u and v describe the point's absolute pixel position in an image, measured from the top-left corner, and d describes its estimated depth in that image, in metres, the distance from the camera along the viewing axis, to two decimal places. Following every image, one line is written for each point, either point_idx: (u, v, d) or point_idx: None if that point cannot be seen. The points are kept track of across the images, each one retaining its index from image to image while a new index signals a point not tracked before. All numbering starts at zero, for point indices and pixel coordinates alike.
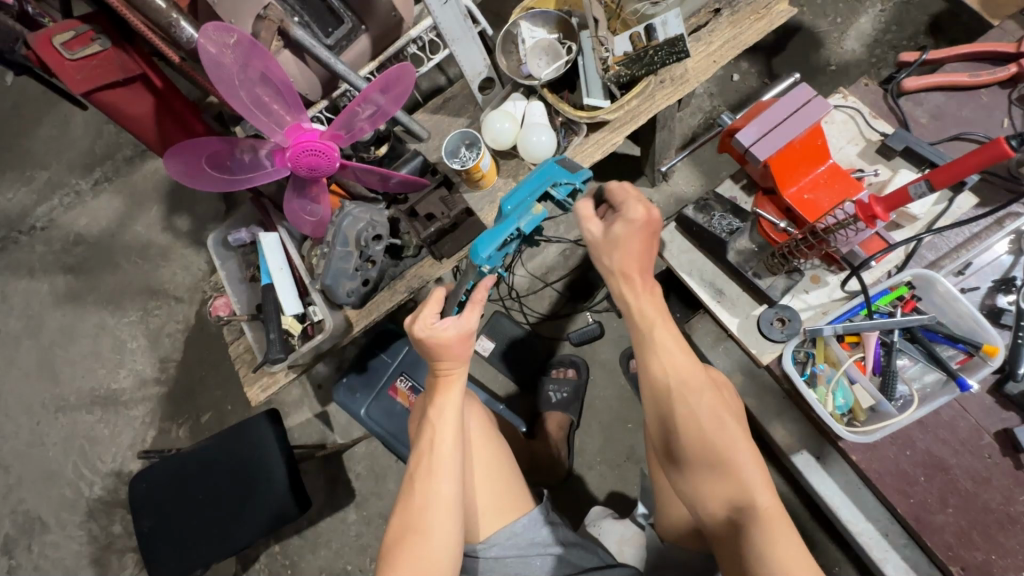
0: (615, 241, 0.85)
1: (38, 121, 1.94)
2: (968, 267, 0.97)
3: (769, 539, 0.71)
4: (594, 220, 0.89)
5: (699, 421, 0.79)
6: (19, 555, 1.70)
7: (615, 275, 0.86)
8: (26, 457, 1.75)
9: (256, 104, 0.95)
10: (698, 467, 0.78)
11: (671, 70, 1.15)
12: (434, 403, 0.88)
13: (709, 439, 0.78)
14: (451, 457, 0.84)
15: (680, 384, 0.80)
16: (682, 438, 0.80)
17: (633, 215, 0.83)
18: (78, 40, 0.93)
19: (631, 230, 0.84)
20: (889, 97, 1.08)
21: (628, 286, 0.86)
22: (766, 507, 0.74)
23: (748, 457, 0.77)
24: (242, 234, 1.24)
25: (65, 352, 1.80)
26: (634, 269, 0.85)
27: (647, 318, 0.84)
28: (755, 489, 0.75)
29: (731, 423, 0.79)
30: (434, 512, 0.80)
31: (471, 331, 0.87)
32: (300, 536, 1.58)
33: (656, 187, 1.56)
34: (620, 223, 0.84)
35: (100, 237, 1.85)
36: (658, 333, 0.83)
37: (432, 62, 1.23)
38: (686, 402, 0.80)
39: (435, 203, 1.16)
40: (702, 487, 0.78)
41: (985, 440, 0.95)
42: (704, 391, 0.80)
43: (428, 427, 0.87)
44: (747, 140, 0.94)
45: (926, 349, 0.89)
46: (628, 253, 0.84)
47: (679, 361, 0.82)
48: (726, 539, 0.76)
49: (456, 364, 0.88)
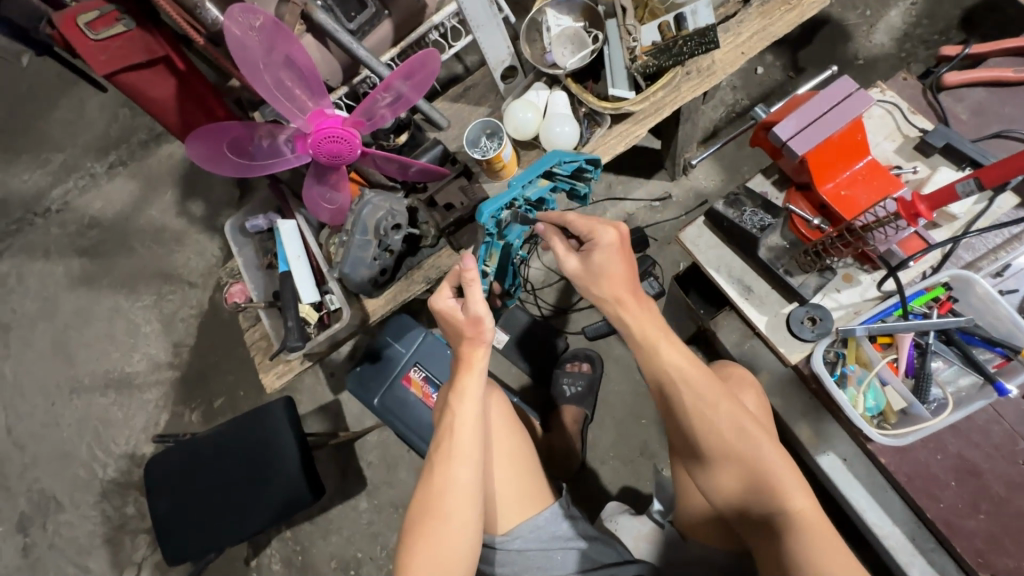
0: (597, 271, 0.79)
1: (54, 103, 1.94)
2: (1007, 269, 0.94)
3: (806, 541, 0.70)
4: (567, 254, 0.82)
5: (718, 433, 0.76)
6: (34, 533, 1.72)
7: (608, 303, 0.80)
8: (40, 437, 1.77)
9: (279, 88, 0.94)
10: (722, 475, 0.77)
11: (699, 61, 1.12)
12: (457, 388, 0.85)
13: (729, 449, 0.75)
14: (472, 447, 0.82)
15: (692, 397, 0.77)
16: (702, 449, 0.78)
17: (607, 240, 0.79)
18: (103, 20, 0.91)
19: (611, 255, 0.79)
20: (929, 92, 1.04)
21: (624, 310, 0.80)
22: (800, 509, 0.72)
23: (777, 461, 0.74)
24: (259, 221, 1.23)
25: (80, 334, 1.81)
26: (626, 292, 0.79)
27: (651, 336, 0.79)
28: (786, 493, 0.72)
29: (753, 430, 0.76)
30: (453, 500, 0.79)
31: (481, 316, 0.81)
32: (312, 522, 1.59)
33: (676, 181, 1.54)
34: (597, 252, 0.79)
35: (115, 221, 1.86)
36: (664, 348, 0.79)
37: (453, 49, 1.19)
38: (701, 414, 0.77)
39: (455, 193, 1.17)
40: (731, 496, 0.77)
41: (1020, 445, 0.94)
42: (719, 399, 0.77)
43: (448, 414, 0.84)
44: (785, 134, 0.92)
45: (963, 351, 0.87)
46: (615, 277, 0.79)
47: (689, 373, 0.78)
48: (763, 541, 0.75)
49: (478, 350, 0.84)
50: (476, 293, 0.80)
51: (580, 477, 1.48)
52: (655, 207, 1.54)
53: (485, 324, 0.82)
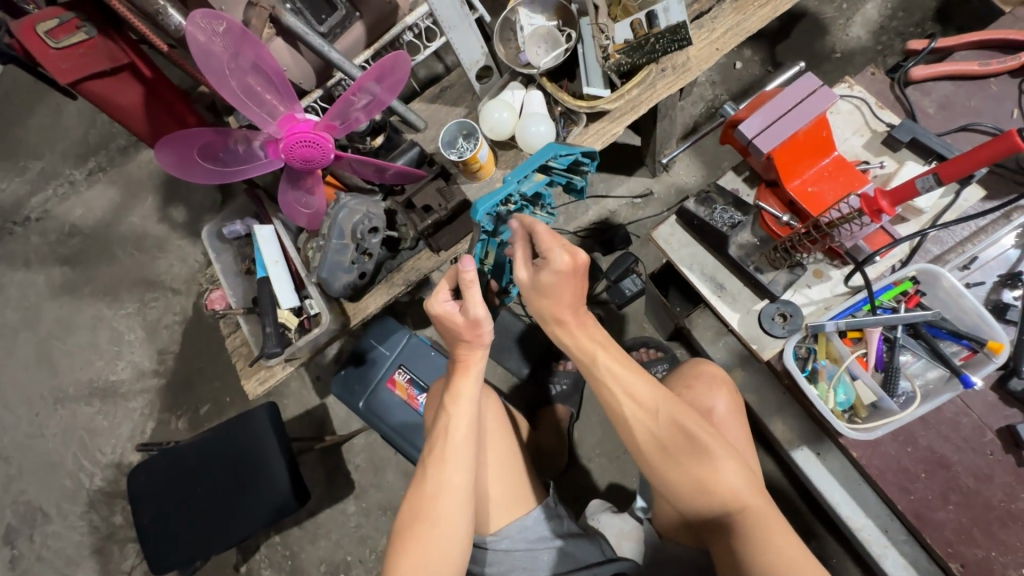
0: (541, 289, 0.79)
1: (30, 110, 1.92)
2: (974, 262, 0.96)
3: (757, 540, 0.71)
4: (523, 263, 0.81)
5: (661, 439, 0.77)
6: (21, 545, 1.70)
7: (547, 321, 0.83)
8: (26, 448, 1.75)
9: (247, 93, 0.93)
10: (670, 481, 0.77)
11: (673, 57, 1.12)
12: (451, 390, 0.85)
13: (674, 454, 0.76)
14: (465, 449, 0.82)
15: (633, 405, 0.79)
16: (646, 457, 0.78)
17: (558, 265, 0.75)
18: (63, 28, 0.89)
19: (563, 280, 0.77)
20: (895, 86, 1.05)
21: (563, 329, 0.83)
22: (752, 507, 0.73)
23: (728, 462, 0.75)
24: (237, 226, 1.22)
25: (63, 344, 1.79)
26: (567, 314, 0.81)
27: (588, 350, 0.81)
28: (739, 492, 0.74)
29: (701, 433, 0.76)
30: (447, 502, 0.79)
31: (480, 319, 0.80)
32: (300, 527, 1.59)
33: (657, 177, 1.54)
34: (544, 274, 0.77)
35: (96, 228, 1.84)
36: (603, 360, 0.80)
37: (429, 50, 1.18)
38: (643, 421, 0.78)
39: (432, 194, 1.14)
40: (685, 500, 0.77)
41: (988, 437, 0.95)
42: (663, 405, 0.79)
43: (443, 418, 0.84)
44: (750, 132, 0.93)
45: (929, 345, 0.88)
46: (559, 301, 0.79)
47: (631, 382, 0.79)
48: (718, 541, 0.76)
49: (473, 352, 0.85)
50: (475, 296, 0.79)
51: (566, 475, 1.48)
52: (636, 203, 1.54)
53: (484, 326, 0.81)
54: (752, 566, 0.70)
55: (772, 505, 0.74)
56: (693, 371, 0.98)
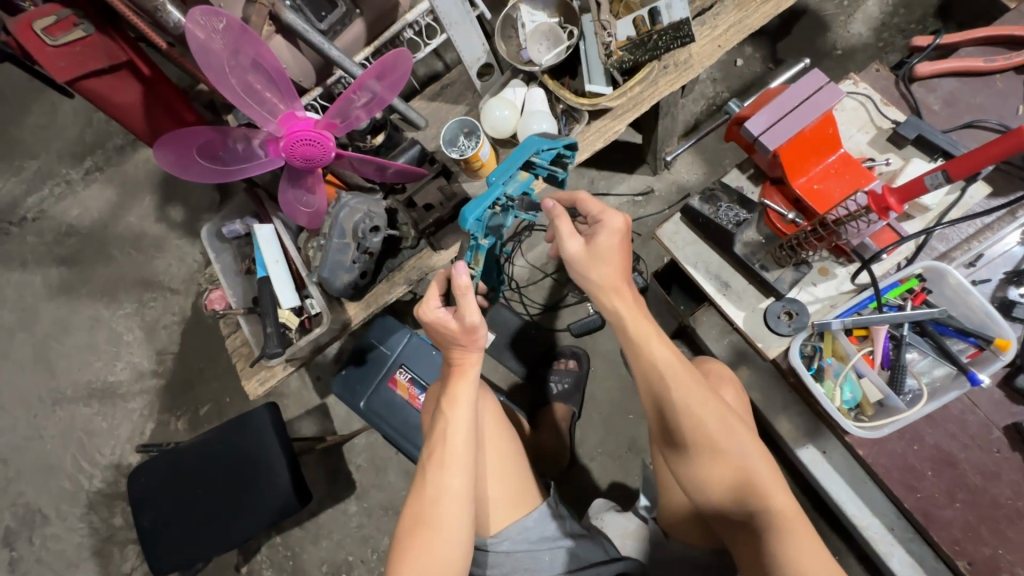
0: (599, 255, 0.79)
1: (26, 109, 1.90)
2: (980, 259, 0.97)
3: (787, 540, 0.70)
4: (571, 235, 0.80)
5: (704, 430, 0.76)
6: (20, 547, 1.69)
7: (600, 291, 0.80)
8: (24, 450, 1.74)
9: (247, 92, 0.92)
10: (705, 474, 0.76)
11: (676, 54, 1.11)
12: (448, 394, 0.84)
13: (716, 446, 0.75)
14: (464, 454, 0.81)
15: (682, 395, 0.77)
16: (685, 447, 0.77)
17: (615, 225, 0.79)
18: (60, 25, 0.89)
19: (615, 244, 0.79)
20: (900, 83, 1.05)
21: (619, 300, 0.80)
22: (779, 507, 0.73)
23: (758, 460, 0.75)
24: (236, 226, 1.21)
25: (61, 345, 1.78)
26: (623, 284, 0.80)
27: (642, 332, 0.80)
28: (769, 491, 0.73)
29: (737, 428, 0.77)
30: (447, 507, 0.78)
31: (476, 324, 0.79)
32: (302, 527, 1.58)
33: (658, 175, 1.54)
34: (602, 235, 0.79)
35: (94, 228, 1.82)
36: (655, 346, 0.79)
37: (429, 47, 1.17)
38: (688, 411, 0.76)
39: (434, 193, 1.15)
40: (717, 494, 0.76)
41: (994, 434, 0.95)
42: (706, 397, 0.77)
43: (440, 421, 0.84)
44: (756, 129, 0.93)
45: (936, 342, 0.88)
46: (614, 263, 0.79)
47: (677, 371, 0.78)
48: (743, 539, 0.75)
49: (469, 355, 0.84)
50: (469, 303, 0.78)
51: (569, 474, 1.48)
52: (637, 201, 1.54)
53: (480, 331, 0.80)
54: (781, 566, 0.69)
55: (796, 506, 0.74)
56: (697, 369, 0.97)
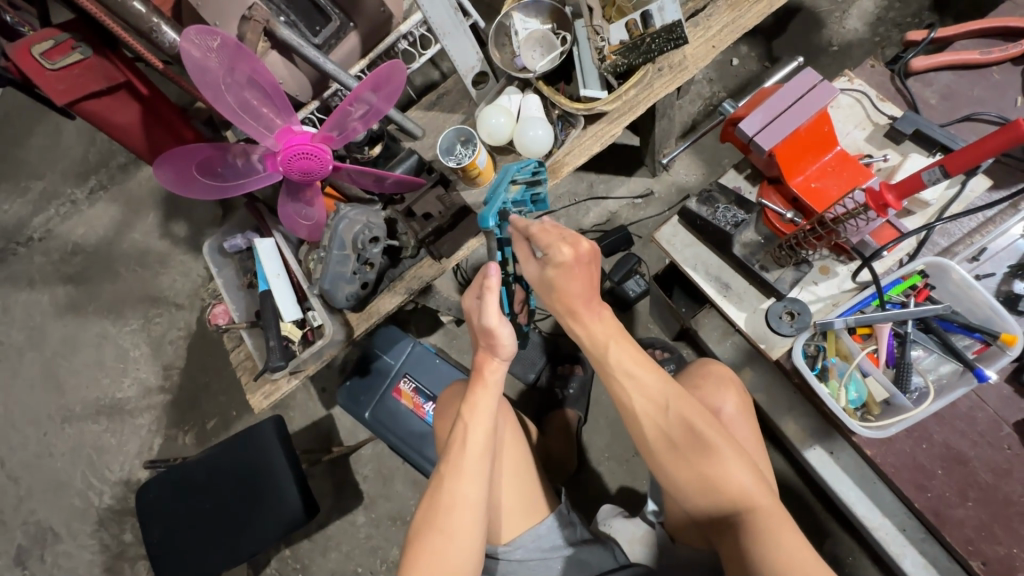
0: (550, 287, 0.75)
1: (30, 131, 1.93)
2: (983, 253, 0.95)
3: (771, 542, 0.70)
4: (528, 259, 0.78)
5: (669, 438, 0.75)
6: (33, 566, 1.70)
7: (560, 313, 0.78)
8: (34, 468, 1.75)
9: (244, 108, 0.93)
10: (680, 481, 0.75)
11: (669, 57, 1.11)
12: (468, 403, 0.82)
13: (683, 454, 0.74)
14: (480, 462, 0.80)
15: (646, 398, 0.75)
16: (656, 454, 0.76)
17: (559, 258, 0.72)
18: (58, 49, 0.90)
19: (567, 273, 0.73)
20: (896, 77, 1.05)
21: (575, 321, 0.78)
22: (763, 508, 0.72)
23: (737, 463, 0.73)
24: (238, 240, 1.22)
25: (69, 363, 1.79)
26: (579, 304, 0.76)
27: (600, 342, 0.77)
28: (751, 493, 0.73)
29: (707, 430, 0.74)
30: (462, 515, 0.77)
31: (494, 328, 0.77)
32: (311, 539, 1.58)
33: (657, 177, 1.53)
34: (550, 269, 0.74)
35: (99, 246, 1.84)
36: (614, 354, 0.76)
37: (424, 58, 1.17)
38: (651, 420, 0.75)
39: (433, 203, 1.15)
40: (692, 498, 0.76)
41: (1004, 430, 0.94)
42: (676, 399, 0.75)
43: (460, 427, 0.82)
44: (751, 130, 0.93)
45: (941, 339, 0.86)
46: (569, 293, 0.75)
47: (643, 376, 0.76)
48: (726, 540, 0.76)
49: (497, 364, 0.82)
50: (492, 304, 0.77)
51: (576, 479, 1.47)
52: (637, 204, 1.54)
53: (499, 334, 0.78)
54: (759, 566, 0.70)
55: (780, 505, 0.74)
56: (699, 371, 0.97)
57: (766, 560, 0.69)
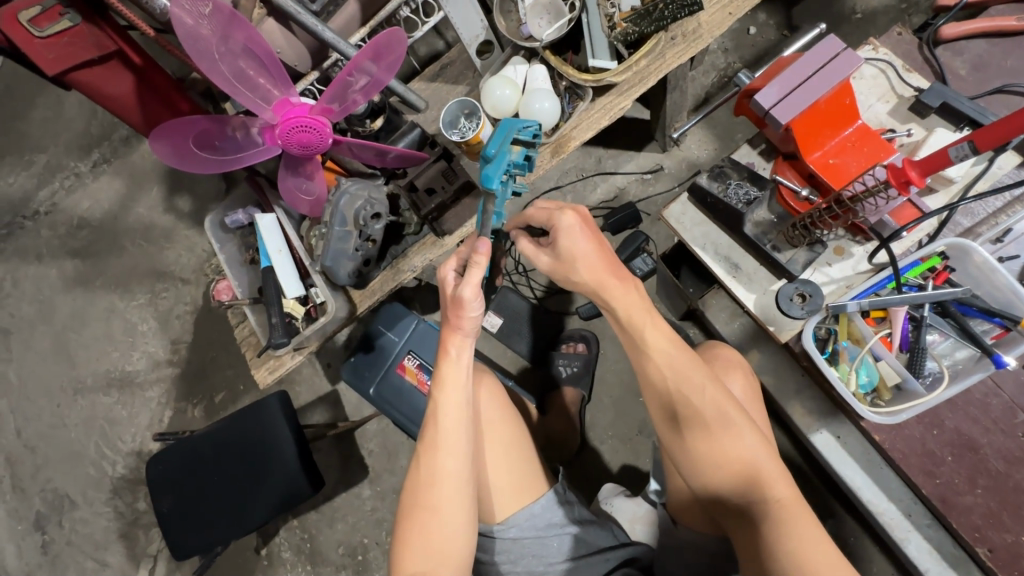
0: (568, 260, 0.77)
1: (32, 103, 1.91)
2: (1008, 235, 0.90)
3: (791, 535, 0.69)
4: (537, 250, 0.82)
5: (703, 419, 0.74)
6: (52, 531, 1.76)
7: (588, 287, 0.78)
8: (49, 438, 1.79)
9: (239, 78, 0.90)
10: (699, 460, 0.74)
11: (683, 24, 1.06)
12: (438, 377, 0.80)
13: (713, 432, 0.73)
14: (459, 435, 0.79)
15: (679, 381, 0.74)
16: (681, 432, 0.75)
17: (567, 224, 0.77)
18: (46, 15, 0.87)
19: (574, 239, 0.77)
20: (924, 46, 1.00)
21: (607, 291, 0.77)
22: (778, 498, 0.72)
23: (753, 446, 0.73)
24: (239, 216, 1.20)
25: (79, 336, 1.81)
26: (606, 274, 0.76)
27: (636, 320, 0.76)
28: (770, 481, 0.72)
29: (735, 415, 0.74)
30: (443, 490, 0.77)
31: (465, 298, 0.76)
32: (318, 511, 1.61)
33: (667, 152, 1.49)
34: (561, 238, 0.77)
35: (104, 220, 1.84)
36: (651, 333, 0.75)
37: (426, 26, 1.09)
38: (687, 401, 0.74)
39: (436, 178, 1.12)
40: (712, 482, 0.74)
41: (1019, 418, 0.92)
42: (706, 383, 0.75)
43: (430, 403, 0.80)
44: (766, 103, 0.88)
45: (958, 323, 0.83)
46: (589, 259, 0.77)
47: (678, 358, 0.75)
48: (741, 531, 0.74)
49: (462, 340, 0.80)
50: (475, 277, 0.76)
51: (578, 458, 1.48)
52: (646, 179, 1.50)
53: (468, 307, 0.77)
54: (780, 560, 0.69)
55: (800, 499, 0.73)
56: (706, 354, 0.95)
57: (794, 555, 0.68)
